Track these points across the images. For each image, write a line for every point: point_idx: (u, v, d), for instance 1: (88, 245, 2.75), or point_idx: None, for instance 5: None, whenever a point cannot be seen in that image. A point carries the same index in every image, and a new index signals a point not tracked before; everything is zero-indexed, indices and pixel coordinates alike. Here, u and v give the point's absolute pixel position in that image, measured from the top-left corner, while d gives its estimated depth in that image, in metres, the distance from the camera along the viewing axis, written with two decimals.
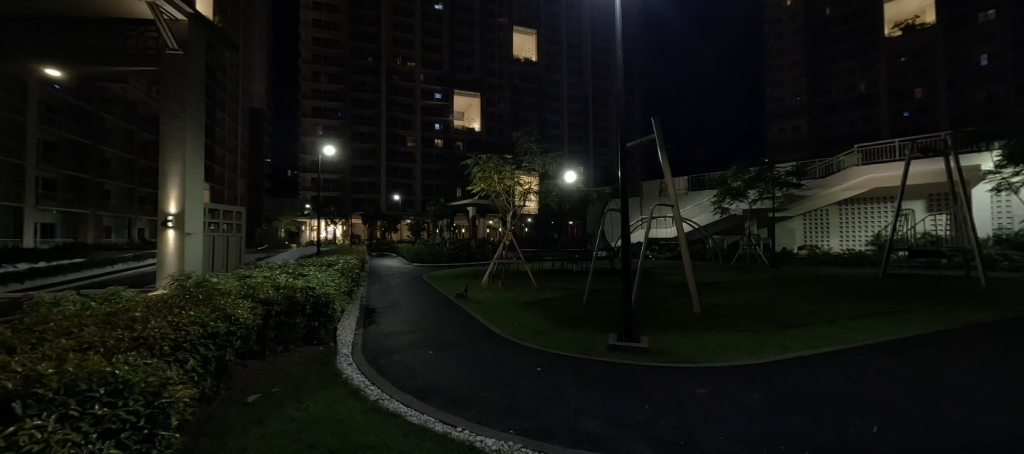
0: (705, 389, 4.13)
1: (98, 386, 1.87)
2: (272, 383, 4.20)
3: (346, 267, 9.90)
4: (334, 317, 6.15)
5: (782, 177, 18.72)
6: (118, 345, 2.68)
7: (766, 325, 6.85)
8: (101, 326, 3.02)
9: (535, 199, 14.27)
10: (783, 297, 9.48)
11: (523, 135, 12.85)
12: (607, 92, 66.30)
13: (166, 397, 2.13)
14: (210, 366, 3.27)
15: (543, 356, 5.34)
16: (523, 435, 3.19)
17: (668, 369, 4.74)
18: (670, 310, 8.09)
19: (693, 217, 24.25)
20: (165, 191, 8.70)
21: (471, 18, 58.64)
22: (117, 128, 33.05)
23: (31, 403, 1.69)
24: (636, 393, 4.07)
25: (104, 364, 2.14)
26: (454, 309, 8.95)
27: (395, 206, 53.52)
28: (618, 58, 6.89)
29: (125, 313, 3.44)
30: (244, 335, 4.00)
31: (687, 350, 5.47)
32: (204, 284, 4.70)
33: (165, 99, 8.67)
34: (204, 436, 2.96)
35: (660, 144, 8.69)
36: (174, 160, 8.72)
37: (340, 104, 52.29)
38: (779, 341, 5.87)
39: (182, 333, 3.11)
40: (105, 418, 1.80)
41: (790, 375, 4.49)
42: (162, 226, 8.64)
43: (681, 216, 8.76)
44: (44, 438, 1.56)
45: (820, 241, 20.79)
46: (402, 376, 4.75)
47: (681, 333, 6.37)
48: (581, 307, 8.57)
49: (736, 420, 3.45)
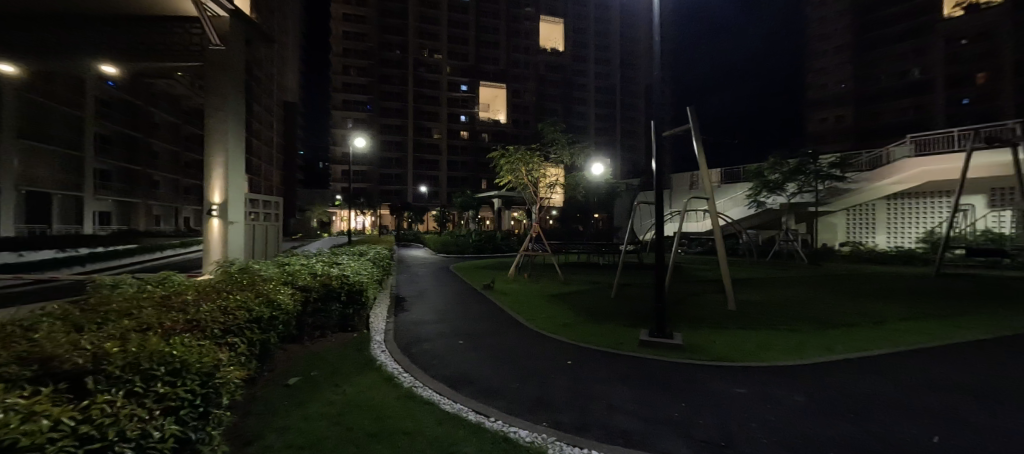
0: (744, 389, 3.97)
1: (158, 366, 1.98)
2: (310, 366, 4.37)
3: (378, 257, 10.13)
4: (366, 304, 6.29)
5: (825, 170, 17.73)
6: (175, 325, 2.84)
7: (806, 324, 6.56)
8: (158, 308, 3.21)
9: (561, 191, 13.96)
10: (821, 296, 9.02)
11: (550, 126, 12.76)
12: (637, 81, 64.78)
13: (218, 378, 2.19)
14: (255, 348, 3.44)
15: (573, 350, 5.30)
16: (555, 428, 3.17)
17: (701, 367, 4.60)
18: (701, 307, 7.85)
19: (727, 211, 23.27)
20: (210, 181, 9.11)
21: (498, 8, 58.39)
22: (164, 122, 34.97)
23: (100, 380, 1.80)
24: (672, 390, 3.97)
25: (165, 344, 2.28)
26: (481, 300, 9.00)
27: (421, 198, 54.28)
28: (653, 41, 6.74)
29: (179, 295, 3.67)
30: (284, 319, 4.17)
31: (721, 347, 5.30)
32: (248, 270, 4.93)
33: (209, 94, 9.02)
34: (251, 415, 3.12)
35: (695, 133, 8.26)
36: (218, 150, 9.10)
37: (368, 97, 53.15)
38: (821, 342, 5.54)
39: (229, 317, 3.28)
40: (168, 396, 1.84)
41: (835, 379, 4.22)
42: (206, 214, 9.02)
43: (717, 209, 8.22)
44: (115, 411, 1.61)
45: (865, 237, 19.79)
46: (433, 364, 4.86)
47: (716, 330, 6.20)
48: (609, 302, 8.41)
49: (778, 422, 3.30)
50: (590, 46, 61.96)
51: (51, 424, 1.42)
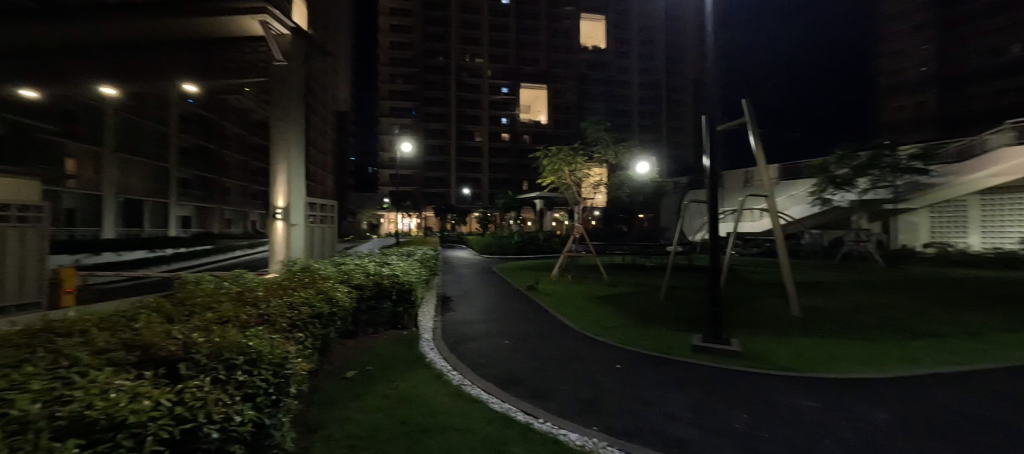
0: (814, 402, 3.66)
1: (237, 355, 2.16)
2: (365, 361, 4.58)
3: (425, 258, 10.47)
4: (416, 302, 6.51)
5: (904, 162, 16.22)
6: (250, 319, 3.11)
7: (883, 333, 5.95)
8: (235, 303, 3.54)
9: (604, 191, 13.64)
10: (900, 302, 8.15)
11: (594, 125, 12.51)
12: (684, 75, 62.22)
13: (287, 369, 2.35)
14: (317, 342, 3.66)
15: (621, 353, 5.15)
16: (606, 433, 3.10)
17: (762, 376, 4.31)
18: (758, 312, 7.38)
19: (787, 209, 21.75)
20: (274, 186, 9.85)
21: (538, 9, 58.38)
22: (234, 134, 38.31)
23: (190, 367, 2.00)
24: (732, 400, 3.74)
25: (242, 337, 2.49)
26: (526, 300, 9.06)
27: (464, 200, 55.46)
28: (705, 33, 6.42)
29: (251, 291, 4.00)
30: (342, 316, 4.42)
31: (785, 356, 4.95)
32: (309, 269, 5.27)
33: (273, 106, 9.75)
34: (315, 405, 3.33)
35: (751, 127, 7.76)
36: (281, 157, 9.82)
37: (413, 103, 55.09)
38: (902, 353, 5.01)
39: (295, 313, 3.52)
40: (246, 383, 2.00)
41: (923, 396, 3.76)
42: (272, 217, 9.76)
43: (777, 208, 7.66)
44: (204, 395, 1.77)
45: (955, 238, 17.89)
46: (481, 363, 4.93)
47: (776, 337, 5.80)
48: (657, 305, 8.10)
49: (857, 440, 2.99)
50: (633, 41, 60.29)
51: (155, 403, 1.58)
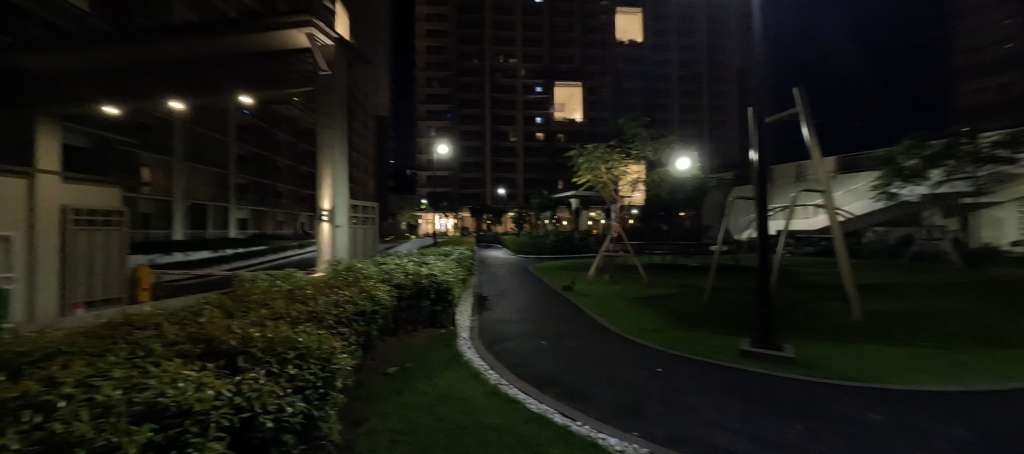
0: (880, 416, 3.36)
1: (287, 350, 2.28)
2: (406, 358, 4.72)
3: (462, 258, 10.65)
4: (453, 301, 6.62)
5: (986, 150, 14.46)
6: (300, 315, 3.28)
7: (962, 341, 5.36)
8: (287, 300, 3.76)
9: (642, 189, 13.26)
10: (982, 307, 7.32)
11: (631, 121, 12.18)
12: (727, 65, 59.24)
13: (334, 364, 2.46)
14: (361, 339, 3.81)
15: (662, 357, 4.97)
16: (647, 440, 3.00)
17: (819, 385, 4.02)
18: (814, 316, 6.89)
19: (845, 206, 20.30)
20: (321, 189, 10.39)
21: (571, 6, 57.73)
22: (284, 141, 40.75)
23: (247, 359, 2.13)
24: (784, 409, 3.51)
25: (293, 332, 2.64)
26: (563, 300, 8.99)
27: (499, 200, 55.84)
28: (752, 22, 6.06)
29: (301, 289, 4.23)
30: (383, 314, 4.58)
31: (845, 363, 4.58)
32: (353, 269, 5.50)
33: (319, 114, 10.29)
34: (360, 398, 3.47)
35: (804, 117, 7.24)
36: (327, 161, 10.33)
37: (449, 106, 56.13)
38: (985, 364, 4.49)
39: (340, 311, 3.69)
40: (296, 378, 2.10)
41: (1014, 413, 3.34)
42: (319, 219, 10.29)
43: (834, 203, 7.11)
44: (259, 387, 1.88)
45: None
46: (518, 363, 4.93)
47: (832, 343, 5.39)
48: (700, 307, 7.77)
49: None
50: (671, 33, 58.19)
51: (218, 393, 1.70)
